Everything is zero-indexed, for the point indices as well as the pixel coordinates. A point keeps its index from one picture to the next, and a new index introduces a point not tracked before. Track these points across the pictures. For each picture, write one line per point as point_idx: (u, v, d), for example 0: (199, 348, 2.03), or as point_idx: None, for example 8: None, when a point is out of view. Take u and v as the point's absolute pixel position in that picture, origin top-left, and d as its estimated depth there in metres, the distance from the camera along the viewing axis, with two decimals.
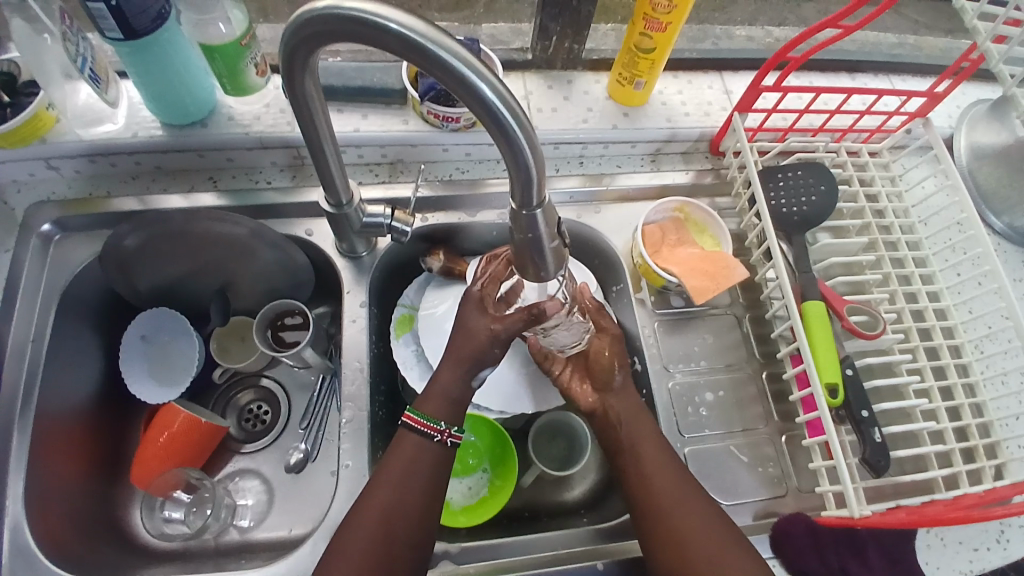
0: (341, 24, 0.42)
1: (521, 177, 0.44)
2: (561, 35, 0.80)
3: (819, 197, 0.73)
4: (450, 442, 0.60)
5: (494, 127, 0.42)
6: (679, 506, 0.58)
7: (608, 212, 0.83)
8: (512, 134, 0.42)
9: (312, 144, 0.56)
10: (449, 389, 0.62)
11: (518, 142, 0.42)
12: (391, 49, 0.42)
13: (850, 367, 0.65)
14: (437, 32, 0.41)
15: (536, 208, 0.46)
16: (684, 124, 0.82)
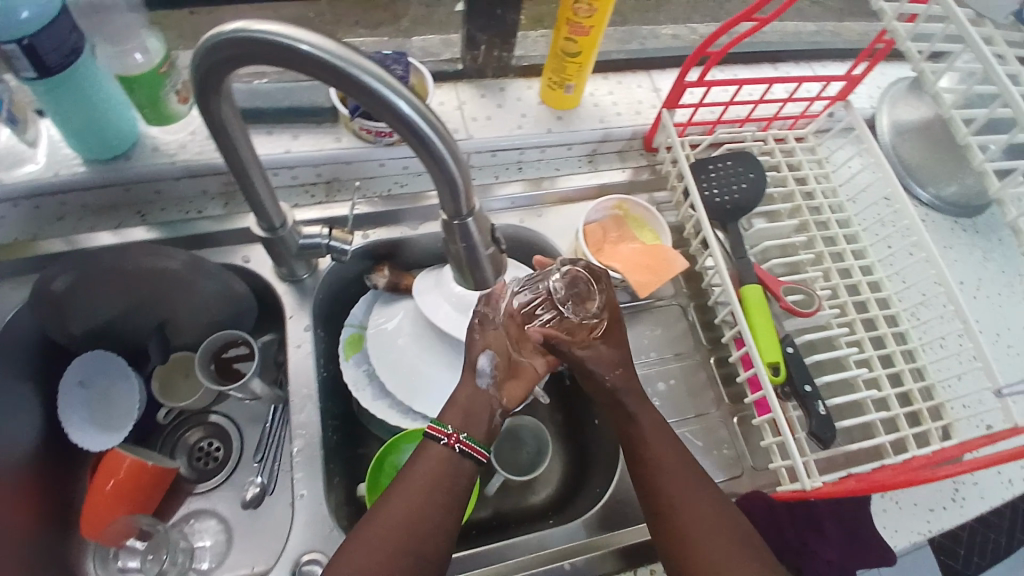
0: (251, 47, 0.42)
1: (448, 187, 0.47)
2: (489, 44, 0.80)
3: (748, 185, 0.76)
4: (458, 448, 0.55)
5: (416, 142, 0.44)
6: (692, 508, 0.56)
7: (549, 215, 0.84)
8: (435, 149, 0.45)
9: (237, 169, 0.55)
10: (466, 396, 0.58)
11: (441, 157, 0.45)
12: (304, 69, 0.42)
13: (791, 345, 0.68)
14: (351, 52, 0.42)
15: (466, 218, 0.50)
16: (616, 124, 0.83)
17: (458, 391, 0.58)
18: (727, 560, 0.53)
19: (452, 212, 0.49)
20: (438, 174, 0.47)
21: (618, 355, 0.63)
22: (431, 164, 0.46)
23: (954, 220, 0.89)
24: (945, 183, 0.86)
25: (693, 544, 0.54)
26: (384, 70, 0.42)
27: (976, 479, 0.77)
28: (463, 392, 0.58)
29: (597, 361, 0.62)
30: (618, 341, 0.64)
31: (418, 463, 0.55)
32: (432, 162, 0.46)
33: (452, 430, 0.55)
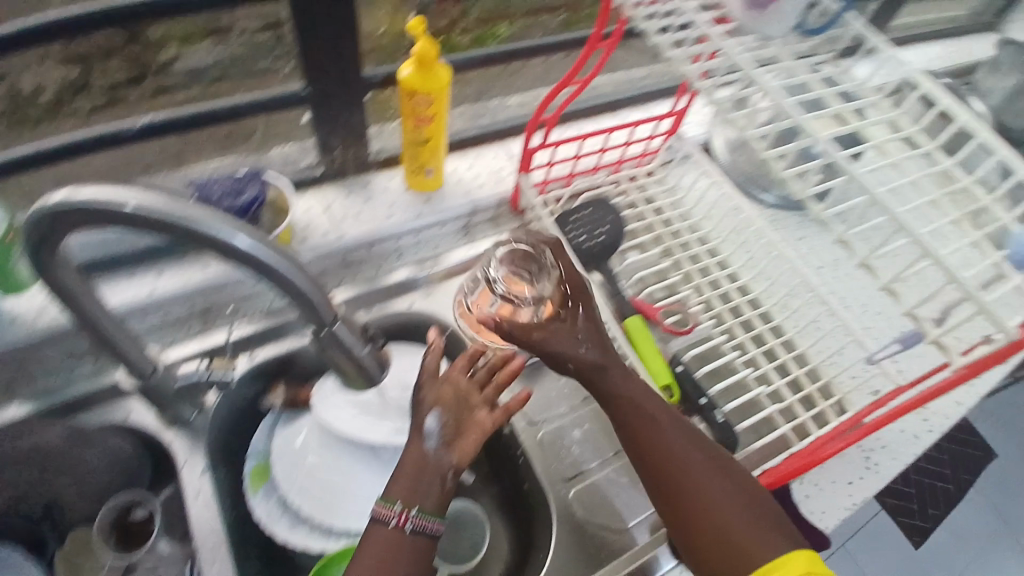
0: (74, 217, 0.42)
1: (303, 303, 0.50)
2: (343, 145, 0.84)
3: (608, 228, 0.82)
4: (410, 527, 0.54)
5: (260, 272, 0.47)
6: (696, 460, 0.57)
7: (438, 292, 0.87)
8: (281, 276, 0.47)
9: (97, 326, 0.55)
10: (409, 464, 0.57)
11: (289, 280, 0.48)
12: (133, 227, 0.43)
13: (680, 364, 0.72)
14: (181, 202, 0.43)
15: (331, 325, 0.52)
16: (481, 195, 0.88)
17: (405, 457, 0.58)
18: (733, 504, 0.56)
19: (317, 322, 0.52)
20: (293, 295, 0.49)
21: (581, 328, 0.63)
22: (281, 287, 0.49)
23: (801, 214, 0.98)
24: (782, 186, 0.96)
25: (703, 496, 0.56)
26: (216, 213, 0.44)
27: (883, 442, 0.83)
28: (413, 455, 0.57)
29: (557, 341, 0.61)
30: (579, 317, 0.63)
31: (370, 543, 0.54)
32: (282, 286, 0.48)
33: (399, 507, 0.55)
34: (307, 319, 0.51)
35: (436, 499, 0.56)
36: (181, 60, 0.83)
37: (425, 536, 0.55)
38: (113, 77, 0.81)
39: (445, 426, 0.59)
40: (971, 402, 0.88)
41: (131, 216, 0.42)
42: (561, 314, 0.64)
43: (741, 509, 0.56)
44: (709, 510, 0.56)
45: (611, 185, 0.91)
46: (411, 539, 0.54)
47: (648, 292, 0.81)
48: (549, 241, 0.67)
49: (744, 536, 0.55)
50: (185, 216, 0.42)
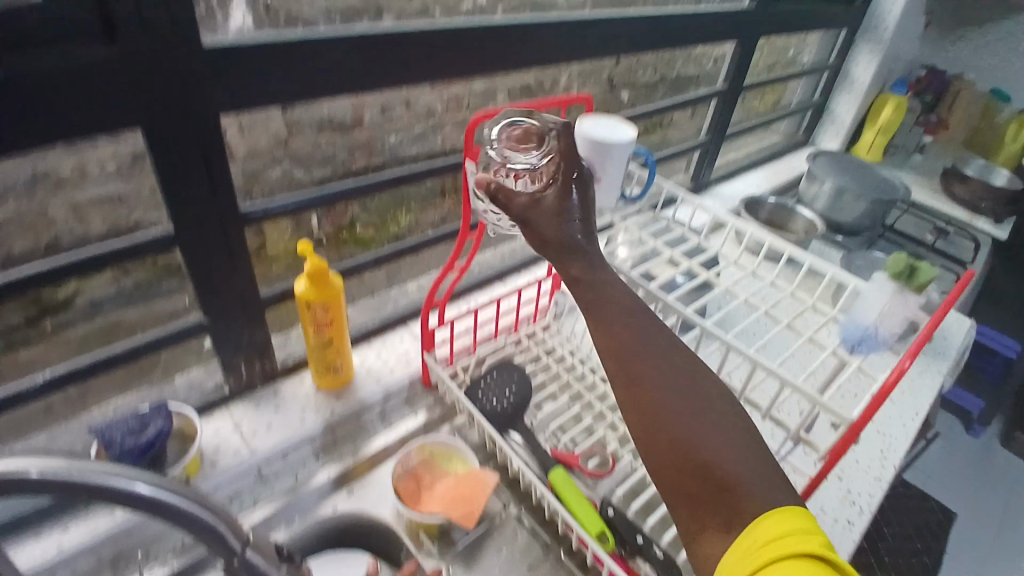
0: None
1: (212, 537, 0.48)
2: (247, 362, 0.87)
3: (516, 385, 0.88)
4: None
5: (166, 516, 0.45)
6: (683, 396, 0.52)
7: (360, 489, 0.83)
8: (191, 513, 0.46)
9: None
10: None
11: (197, 516, 0.47)
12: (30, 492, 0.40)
13: (611, 506, 0.73)
14: (89, 462, 0.42)
15: (242, 553, 0.50)
16: (393, 379, 0.94)
17: None
18: (726, 442, 0.49)
19: (228, 552, 0.50)
20: (201, 531, 0.47)
21: (557, 202, 0.62)
22: (189, 526, 0.47)
23: None
24: None
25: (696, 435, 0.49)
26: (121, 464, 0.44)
27: (824, 537, 0.85)
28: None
29: (541, 217, 0.62)
30: (569, 195, 0.63)
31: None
32: (189, 524, 0.47)
33: None
34: (216, 552, 0.49)
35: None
36: (81, 294, 0.85)
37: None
38: (6, 321, 0.80)
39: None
40: (888, 480, 0.94)
41: (36, 483, 0.40)
42: (553, 183, 0.64)
43: (732, 450, 0.49)
44: (698, 449, 0.49)
45: (513, 345, 0.99)
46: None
47: (565, 441, 0.85)
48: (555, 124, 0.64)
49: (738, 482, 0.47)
50: (92, 472, 0.41)
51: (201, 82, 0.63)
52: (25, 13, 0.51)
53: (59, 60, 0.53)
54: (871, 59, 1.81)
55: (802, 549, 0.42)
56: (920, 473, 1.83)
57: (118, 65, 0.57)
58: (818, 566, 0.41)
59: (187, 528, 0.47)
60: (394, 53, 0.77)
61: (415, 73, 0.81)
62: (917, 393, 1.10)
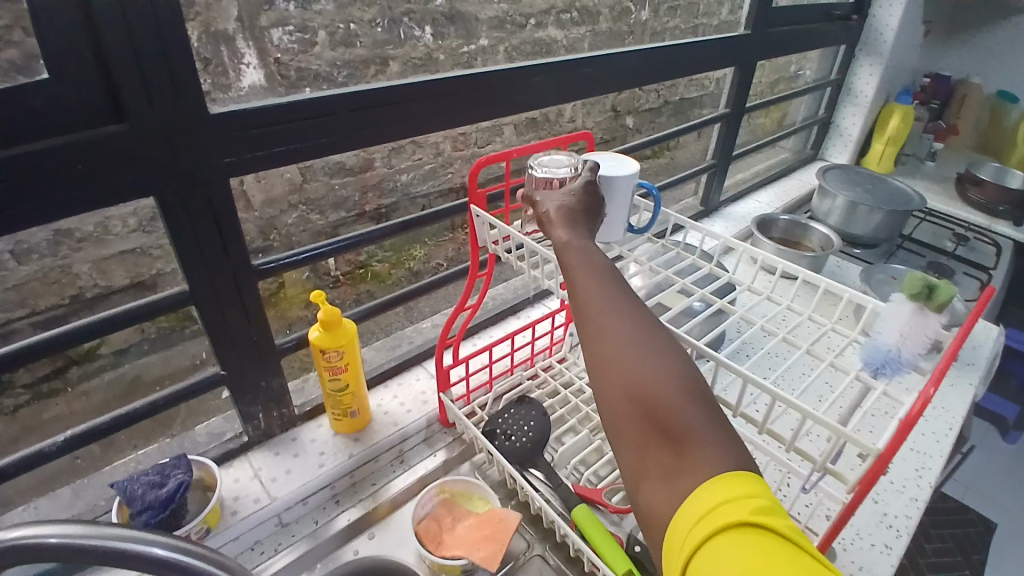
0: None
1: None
2: (265, 411, 0.88)
3: (534, 420, 0.87)
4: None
5: (182, 575, 0.42)
6: (633, 338, 0.46)
7: (381, 532, 0.83)
8: (209, 569, 0.43)
9: None
10: None
11: (215, 574, 0.43)
12: (49, 559, 0.41)
13: (637, 543, 0.73)
14: (99, 525, 0.42)
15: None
16: (409, 420, 0.93)
17: None
18: (673, 382, 0.44)
19: None
20: None
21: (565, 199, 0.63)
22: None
23: None
24: None
25: (639, 372, 0.44)
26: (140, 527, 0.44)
27: (859, 562, 0.82)
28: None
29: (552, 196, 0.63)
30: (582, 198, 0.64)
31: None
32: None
33: None
34: None
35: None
36: (104, 346, 1.02)
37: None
38: (37, 371, 1.00)
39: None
40: (925, 500, 0.91)
41: (53, 548, 0.41)
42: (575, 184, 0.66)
43: (684, 390, 0.43)
44: (640, 389, 0.44)
45: (530, 380, 0.99)
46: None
47: (587, 475, 0.83)
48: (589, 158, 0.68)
49: (683, 427, 0.41)
50: (107, 535, 0.41)
51: (210, 145, 0.65)
52: (30, 95, 0.53)
53: (64, 139, 0.56)
54: (873, 71, 1.80)
55: (738, 517, 0.35)
56: (959, 486, 1.77)
57: (129, 134, 0.59)
58: (760, 537, 0.34)
59: None
60: (396, 102, 0.79)
61: (417, 122, 0.83)
62: (949, 406, 1.07)
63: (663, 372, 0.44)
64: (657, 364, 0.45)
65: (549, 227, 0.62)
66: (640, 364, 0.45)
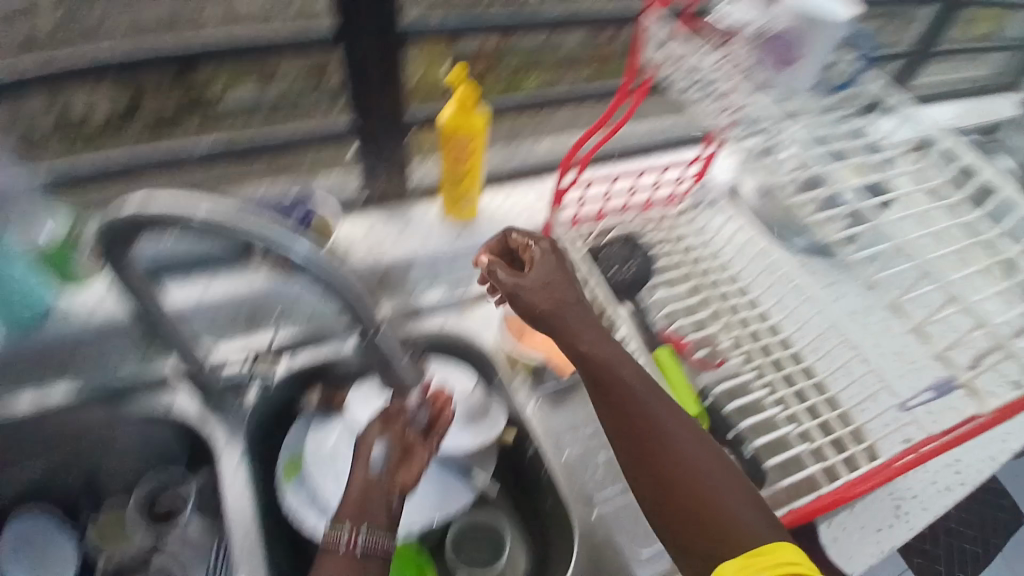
0: (141, 223, 0.47)
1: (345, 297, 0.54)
2: (387, 175, 0.90)
3: (637, 263, 0.84)
4: (358, 551, 0.54)
5: (312, 271, 0.51)
6: (674, 424, 0.57)
7: (468, 315, 0.89)
8: (334, 273, 0.52)
9: (153, 325, 0.62)
10: (369, 490, 0.57)
11: (339, 277, 0.52)
12: (190, 231, 0.47)
13: (707, 395, 0.74)
14: (240, 214, 0.47)
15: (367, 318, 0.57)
16: (515, 225, 0.92)
17: (352, 485, 0.58)
18: (706, 465, 0.56)
19: (353, 317, 0.57)
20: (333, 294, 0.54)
21: (540, 274, 0.63)
22: (330, 283, 0.53)
23: None
24: None
25: (683, 467, 0.56)
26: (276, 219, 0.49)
27: (915, 493, 0.79)
28: (357, 484, 0.58)
29: (545, 269, 0.64)
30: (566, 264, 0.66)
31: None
32: (330, 281, 0.52)
33: (347, 530, 0.54)
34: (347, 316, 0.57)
35: (383, 515, 0.56)
36: (224, 98, 0.90)
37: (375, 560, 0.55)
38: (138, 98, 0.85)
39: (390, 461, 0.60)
40: None
41: (199, 223, 0.46)
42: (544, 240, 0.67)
43: (714, 476, 0.55)
44: (686, 479, 0.55)
45: (642, 223, 0.92)
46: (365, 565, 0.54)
47: (677, 326, 0.83)
48: (544, 239, 0.67)
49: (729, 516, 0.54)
50: (247, 228, 0.46)
51: None
52: None
53: None
54: None
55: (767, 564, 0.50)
56: None
57: None
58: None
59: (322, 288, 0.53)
60: None
61: None
62: None
63: (699, 455, 0.56)
64: (693, 451, 0.56)
65: (517, 287, 0.63)
66: (679, 446, 0.56)
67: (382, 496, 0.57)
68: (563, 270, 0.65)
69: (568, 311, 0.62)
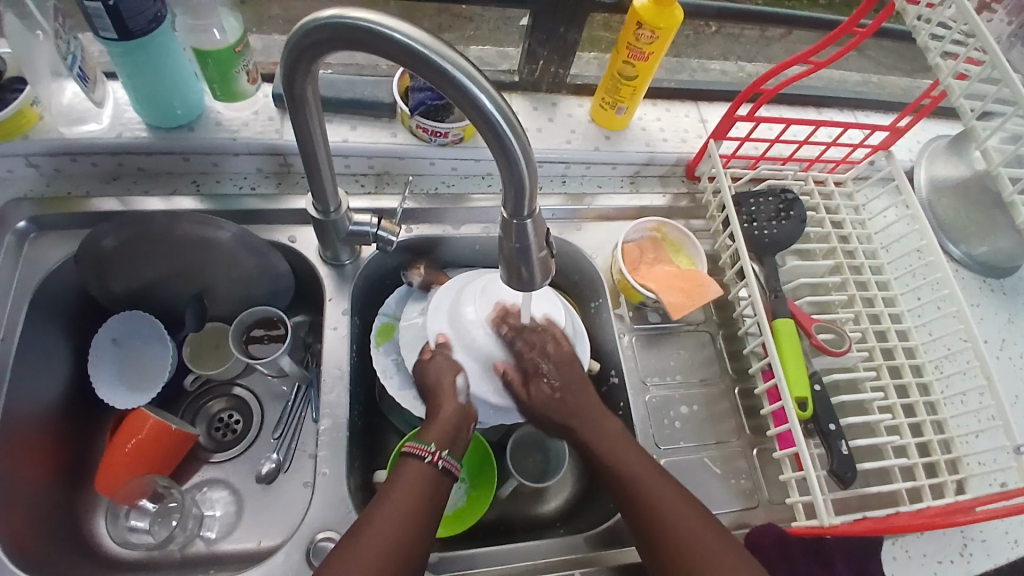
0: (336, 34, 0.41)
1: (511, 184, 0.41)
2: (547, 60, 0.81)
3: (788, 222, 0.78)
4: (440, 465, 0.58)
5: (489, 136, 0.40)
6: (647, 474, 0.61)
7: (588, 229, 0.84)
8: (508, 145, 0.40)
9: (308, 162, 0.56)
10: (449, 420, 0.64)
11: (513, 153, 0.40)
12: (384, 55, 0.40)
13: (819, 382, 0.69)
14: (438, 43, 0.39)
15: (526, 218, 0.43)
16: (663, 149, 0.85)
17: (438, 412, 0.64)
18: (686, 512, 0.59)
19: (512, 209, 0.43)
20: (506, 170, 0.41)
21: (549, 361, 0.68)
22: (501, 158, 0.41)
23: (982, 280, 0.90)
24: (976, 243, 0.87)
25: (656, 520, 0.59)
26: (472, 63, 0.40)
27: (984, 532, 0.72)
28: (449, 409, 0.64)
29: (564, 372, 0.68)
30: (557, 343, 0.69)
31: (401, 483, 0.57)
32: (501, 157, 0.41)
33: (434, 448, 0.59)
34: (506, 203, 0.43)
35: (458, 446, 0.63)
36: None
37: (450, 477, 0.59)
38: None
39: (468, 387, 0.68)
40: None
41: (393, 44, 0.39)
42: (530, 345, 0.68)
43: (682, 529, 0.57)
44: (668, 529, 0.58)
45: (797, 181, 0.86)
46: (441, 480, 0.58)
47: (803, 301, 0.79)
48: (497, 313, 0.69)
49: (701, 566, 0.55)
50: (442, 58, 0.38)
51: None
52: None
53: None
54: None
55: None
56: None
57: None
58: None
59: (498, 160, 0.41)
60: None
61: None
62: None
63: (678, 503, 0.59)
64: (670, 505, 0.59)
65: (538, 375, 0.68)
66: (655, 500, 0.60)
67: (464, 422, 0.64)
68: (580, 377, 0.69)
69: (575, 388, 0.68)
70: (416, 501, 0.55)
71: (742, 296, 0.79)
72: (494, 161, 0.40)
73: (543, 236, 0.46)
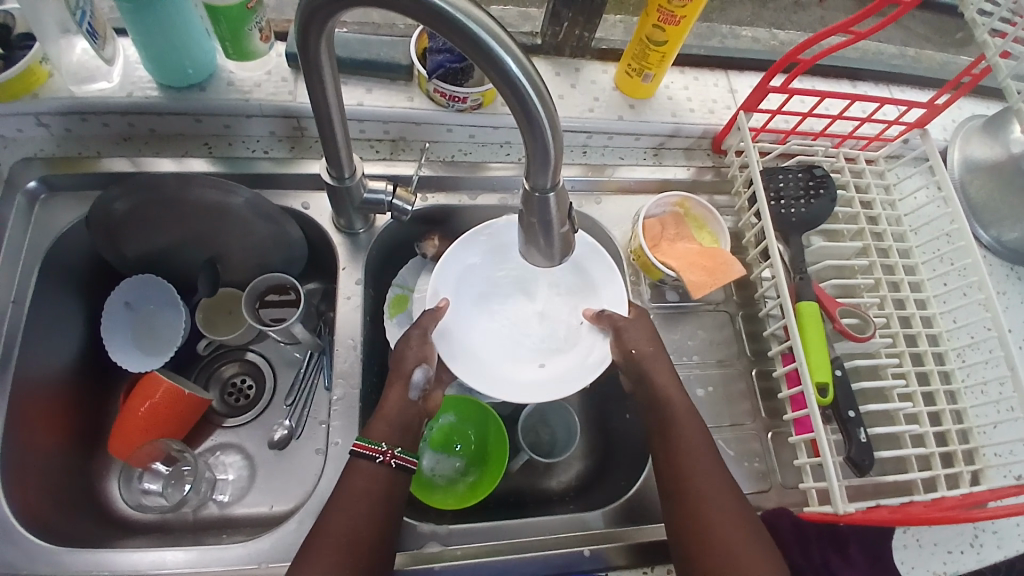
0: None
1: (536, 153, 0.39)
2: (571, 23, 0.77)
3: (817, 200, 0.75)
4: (393, 463, 0.58)
5: (512, 101, 0.38)
6: (708, 456, 0.60)
7: (608, 202, 0.82)
8: (533, 112, 0.37)
9: (322, 127, 0.53)
10: (398, 413, 0.61)
11: (538, 121, 0.38)
12: (403, 15, 0.37)
13: (840, 367, 0.67)
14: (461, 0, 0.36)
15: (548, 191, 0.41)
16: (689, 120, 0.82)
17: (386, 403, 0.62)
18: (732, 500, 0.58)
19: (533, 181, 0.40)
20: (530, 138, 0.39)
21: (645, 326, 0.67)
22: (524, 126, 0.38)
23: (1011, 266, 0.87)
24: (1008, 228, 0.83)
25: (694, 489, 0.58)
26: (496, 23, 0.37)
27: (996, 527, 0.71)
28: (392, 404, 0.61)
29: (633, 331, 0.66)
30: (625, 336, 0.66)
31: (351, 483, 0.56)
32: (524, 126, 0.38)
33: (386, 447, 0.58)
34: (528, 174, 0.40)
35: (412, 440, 0.61)
36: None
37: (405, 472, 0.59)
38: None
39: (428, 382, 0.64)
40: None
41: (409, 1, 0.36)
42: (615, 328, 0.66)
43: (724, 512, 0.57)
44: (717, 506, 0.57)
45: (827, 157, 0.83)
46: (393, 476, 0.58)
47: (828, 283, 0.77)
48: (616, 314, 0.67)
49: (729, 554, 0.54)
50: (466, 18, 0.35)
51: None
52: None
53: None
54: None
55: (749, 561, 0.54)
56: None
57: None
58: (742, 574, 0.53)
59: (520, 129, 0.39)
60: None
61: None
62: None
63: (728, 488, 0.58)
64: (714, 493, 0.58)
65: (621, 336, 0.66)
66: (694, 472, 0.59)
67: (417, 416, 0.62)
68: (652, 337, 0.66)
69: (680, 403, 0.63)
70: (349, 555, 0.52)
71: (764, 275, 0.78)
72: (518, 129, 0.38)
73: (565, 210, 0.43)
